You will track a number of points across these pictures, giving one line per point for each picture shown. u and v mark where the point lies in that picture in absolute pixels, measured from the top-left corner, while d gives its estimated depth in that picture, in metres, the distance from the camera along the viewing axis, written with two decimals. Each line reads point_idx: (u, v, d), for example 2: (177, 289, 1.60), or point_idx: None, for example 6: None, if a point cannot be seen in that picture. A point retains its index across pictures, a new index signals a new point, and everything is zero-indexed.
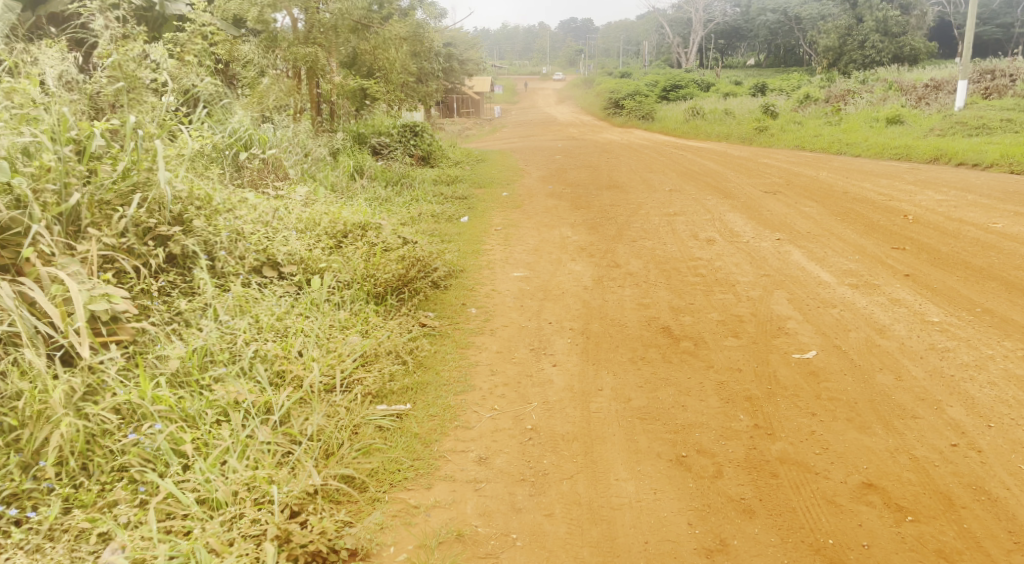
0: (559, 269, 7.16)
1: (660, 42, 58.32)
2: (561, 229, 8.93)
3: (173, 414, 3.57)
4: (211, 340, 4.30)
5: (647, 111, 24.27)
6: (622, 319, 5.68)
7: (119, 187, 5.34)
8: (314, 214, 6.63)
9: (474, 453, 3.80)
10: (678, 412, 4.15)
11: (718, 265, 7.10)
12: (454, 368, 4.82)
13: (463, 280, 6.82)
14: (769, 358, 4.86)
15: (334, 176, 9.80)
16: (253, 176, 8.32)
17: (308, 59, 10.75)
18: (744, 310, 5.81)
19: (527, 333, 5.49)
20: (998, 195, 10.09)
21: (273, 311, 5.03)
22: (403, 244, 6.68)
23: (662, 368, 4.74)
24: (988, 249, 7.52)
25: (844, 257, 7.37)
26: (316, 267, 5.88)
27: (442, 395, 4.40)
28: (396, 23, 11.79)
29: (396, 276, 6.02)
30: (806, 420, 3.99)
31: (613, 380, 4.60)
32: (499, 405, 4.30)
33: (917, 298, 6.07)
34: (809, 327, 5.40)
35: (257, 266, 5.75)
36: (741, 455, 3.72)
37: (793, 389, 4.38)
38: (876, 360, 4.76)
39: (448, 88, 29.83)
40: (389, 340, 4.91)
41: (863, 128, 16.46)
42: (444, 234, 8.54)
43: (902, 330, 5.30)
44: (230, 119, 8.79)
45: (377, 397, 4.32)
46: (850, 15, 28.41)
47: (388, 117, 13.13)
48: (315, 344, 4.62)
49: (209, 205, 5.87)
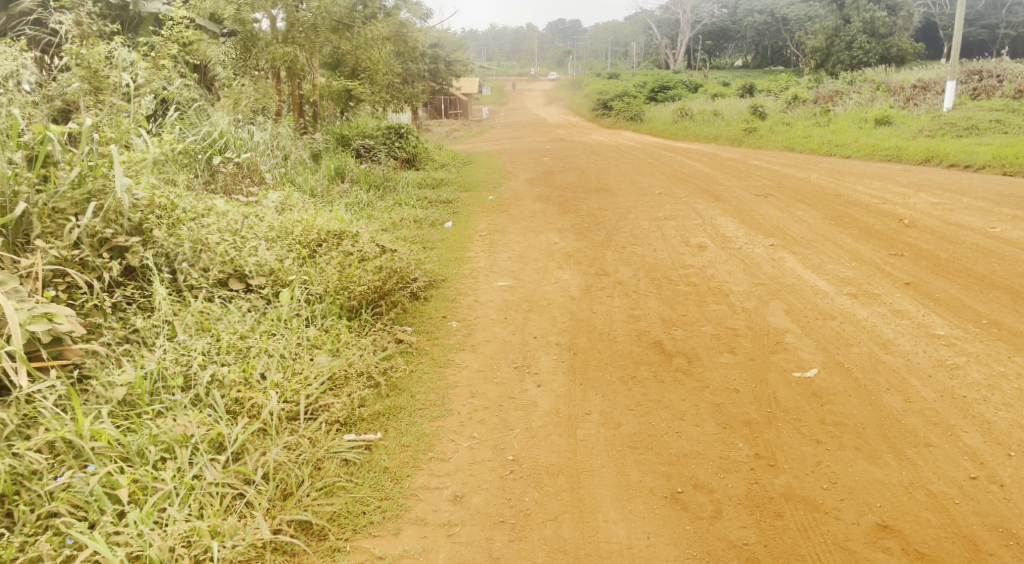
0: (545, 278, 6.85)
1: (648, 43, 58.12)
2: (548, 234, 8.61)
3: (114, 452, 3.23)
4: (164, 364, 3.95)
5: (636, 112, 23.98)
6: (611, 333, 5.37)
7: (73, 195, 4.94)
8: (288, 220, 6.24)
9: (449, 491, 3.46)
10: (672, 439, 3.83)
11: (711, 273, 6.80)
12: (432, 390, 4.47)
13: (445, 290, 6.50)
14: (767, 376, 4.55)
15: (314, 180, 9.44)
16: (227, 181, 7.96)
17: (286, 59, 10.40)
18: (739, 323, 5.50)
19: (510, 348, 5.17)
20: (992, 198, 9.86)
21: (236, 329, 4.67)
22: (380, 253, 6.34)
23: (653, 390, 4.41)
24: (988, 254, 7.26)
25: (840, 264, 7.08)
26: (286, 278, 5.51)
27: (416, 421, 4.06)
28: (379, 23, 11.40)
29: (371, 288, 5.69)
30: (811, 449, 3.69)
31: (601, 403, 4.28)
32: (478, 432, 3.96)
33: (919, 309, 5.78)
34: (809, 342, 5.09)
35: (223, 278, 5.37)
36: (742, 491, 3.41)
37: (794, 413, 4.06)
38: (882, 379, 4.45)
39: (436, 89, 29.42)
40: (360, 359, 4.57)
41: (852, 129, 16.26)
42: (426, 241, 8.20)
43: (907, 345, 5.00)
44: (204, 122, 8.46)
45: (345, 425, 3.97)
46: (837, 15, 28.22)
47: (372, 118, 12.73)
48: (279, 367, 4.27)
49: (172, 213, 5.48)
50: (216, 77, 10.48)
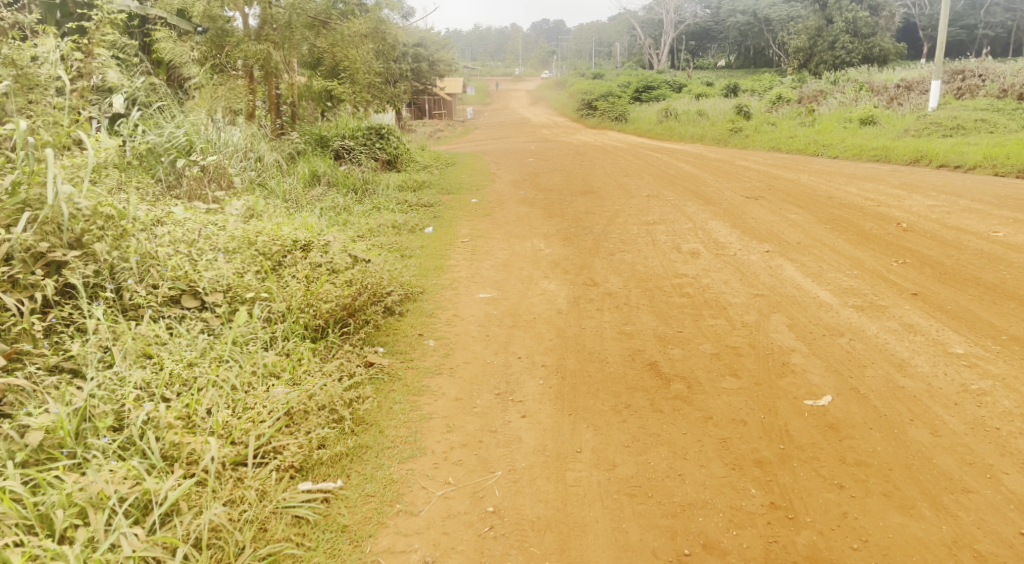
0: (530, 289, 6.35)
1: (631, 44, 57.80)
2: (533, 240, 8.13)
3: (14, 518, 2.76)
4: (92, 403, 3.47)
5: (620, 112, 23.50)
6: (601, 352, 4.89)
7: (5, 205, 4.45)
8: (251, 229, 5.67)
9: (418, 556, 3.05)
10: (675, 484, 3.41)
11: (706, 282, 6.34)
12: (403, 423, 3.97)
13: (422, 304, 6.01)
14: (776, 405, 4.09)
15: (287, 184, 8.89)
16: (190, 187, 7.44)
17: (259, 57, 9.85)
18: (739, 340, 5.03)
19: (492, 371, 4.68)
20: (989, 199, 9.48)
21: (182, 355, 4.14)
22: (352, 263, 5.81)
23: (650, 421, 3.96)
24: (995, 261, 6.85)
25: (841, 272, 6.64)
26: (245, 295, 4.97)
27: (383, 464, 3.58)
28: (356, 19, 10.88)
29: (340, 305, 5.18)
30: (834, 497, 3.31)
31: (593, 437, 3.82)
32: (454, 477, 3.50)
33: (932, 323, 5.35)
34: (818, 363, 4.63)
35: (174, 296, 4.83)
36: (759, 554, 3.05)
37: (810, 449, 3.64)
38: (904, 408, 4.00)
39: (418, 89, 28.73)
40: (323, 390, 4.04)
41: (838, 129, 15.91)
42: (404, 248, 7.70)
43: (926, 366, 4.56)
44: (167, 124, 7.90)
45: (300, 471, 3.49)
46: (820, 15, 27.88)
47: (352, 118, 12.17)
48: (227, 402, 3.75)
49: (119, 223, 4.94)
50: (184, 76, 9.87)
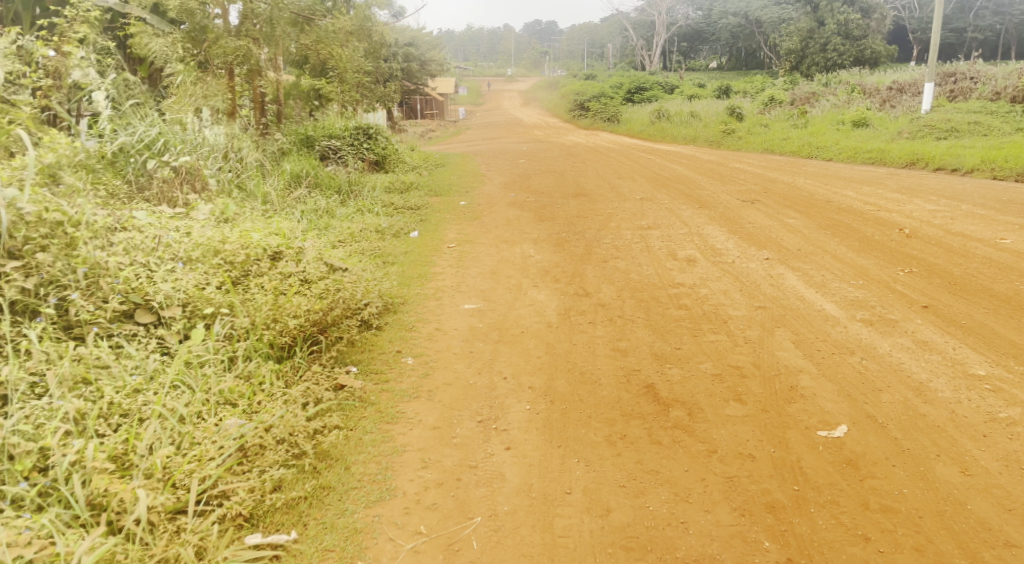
0: (518, 299, 5.94)
1: (623, 45, 57.43)
2: (523, 246, 7.72)
3: None
4: (13, 441, 3.05)
5: (612, 114, 23.19)
6: (594, 373, 4.48)
7: None
8: (216, 236, 5.18)
9: None
10: (678, 536, 3.04)
11: (704, 293, 5.94)
12: (372, 458, 3.56)
13: (402, 316, 5.57)
14: (786, 436, 3.68)
15: (267, 184, 8.40)
16: (161, 189, 6.91)
17: (239, 53, 9.27)
18: (743, 359, 4.63)
19: (475, 393, 4.26)
20: (992, 205, 9.10)
21: (127, 382, 3.70)
22: (327, 273, 5.37)
23: (649, 454, 3.55)
24: (1005, 271, 6.47)
25: (846, 282, 6.24)
26: (204, 309, 4.51)
27: (346, 510, 3.21)
28: (342, 16, 10.36)
29: (310, 320, 4.73)
30: (859, 552, 2.96)
31: (584, 474, 3.42)
32: (426, 525, 3.12)
33: (947, 340, 4.95)
34: (829, 386, 4.23)
35: (126, 310, 4.38)
36: None
37: (828, 491, 3.27)
38: (928, 439, 3.62)
39: (409, 90, 28.14)
40: (283, 419, 3.61)
41: (831, 131, 15.57)
42: (386, 254, 7.27)
43: (947, 390, 4.17)
44: (137, 122, 7.42)
45: (250, 519, 3.12)
46: (812, 16, 27.46)
47: (338, 118, 11.69)
48: (171, 437, 3.34)
49: (69, 229, 4.47)
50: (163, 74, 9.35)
